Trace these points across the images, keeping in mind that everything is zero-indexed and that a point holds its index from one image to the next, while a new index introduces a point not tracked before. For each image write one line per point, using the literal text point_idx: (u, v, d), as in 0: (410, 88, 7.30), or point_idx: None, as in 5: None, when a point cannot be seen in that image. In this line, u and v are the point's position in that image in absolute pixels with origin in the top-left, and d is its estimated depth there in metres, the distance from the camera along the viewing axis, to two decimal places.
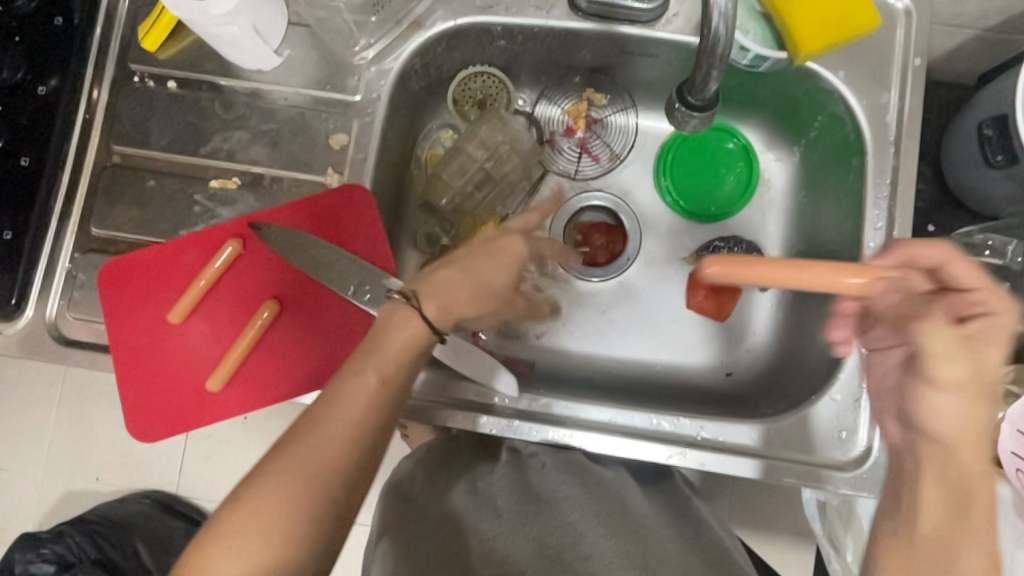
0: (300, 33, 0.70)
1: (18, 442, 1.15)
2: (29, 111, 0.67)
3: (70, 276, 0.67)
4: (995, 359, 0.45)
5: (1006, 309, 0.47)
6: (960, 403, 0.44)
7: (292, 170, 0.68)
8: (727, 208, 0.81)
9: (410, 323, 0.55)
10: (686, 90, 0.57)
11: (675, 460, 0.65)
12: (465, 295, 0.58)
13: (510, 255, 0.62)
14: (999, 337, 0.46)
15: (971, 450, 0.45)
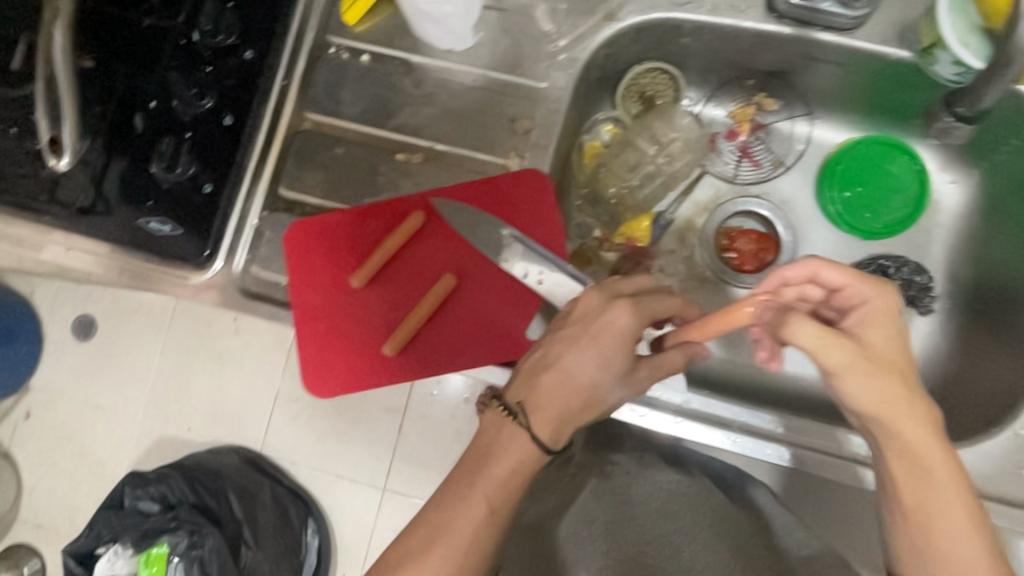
0: (494, 17, 0.71)
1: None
2: (236, 74, 0.70)
3: (258, 232, 0.72)
4: (881, 336, 0.48)
5: (879, 293, 0.49)
6: (864, 383, 0.47)
7: (476, 151, 0.70)
8: (894, 227, 0.78)
9: (515, 441, 0.48)
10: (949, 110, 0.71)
11: (845, 477, 0.66)
12: (576, 395, 0.49)
13: (623, 339, 0.50)
14: (879, 318, 0.49)
15: (908, 423, 0.47)
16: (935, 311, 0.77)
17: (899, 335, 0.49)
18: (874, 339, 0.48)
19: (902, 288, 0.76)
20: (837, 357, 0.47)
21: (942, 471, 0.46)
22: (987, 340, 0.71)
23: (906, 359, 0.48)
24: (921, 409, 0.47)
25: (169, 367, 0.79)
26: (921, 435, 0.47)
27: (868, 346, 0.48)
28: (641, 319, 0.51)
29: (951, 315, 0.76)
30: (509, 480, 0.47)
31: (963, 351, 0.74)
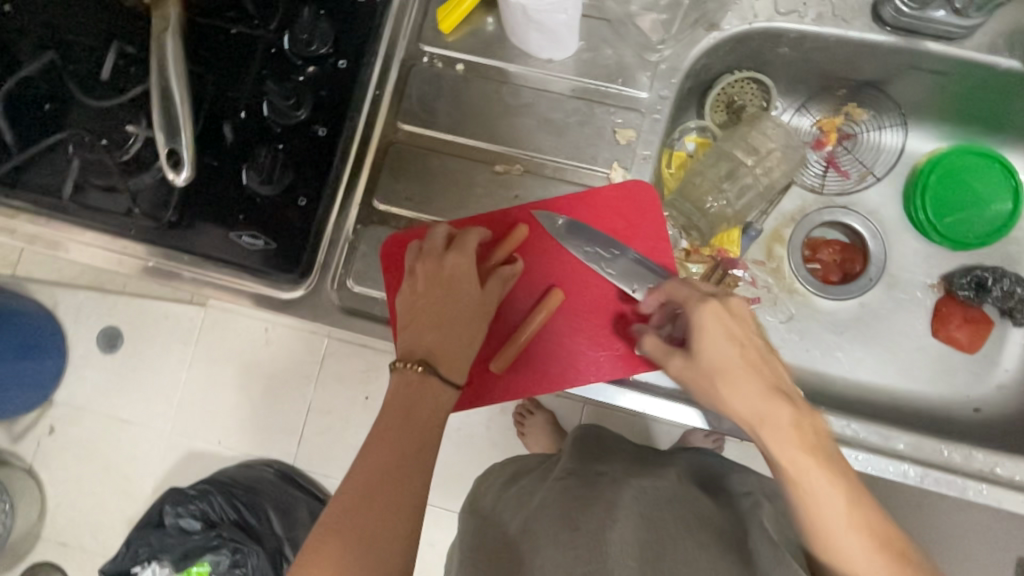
0: (593, 25, 0.69)
1: (156, 393, 1.12)
2: (329, 84, 0.69)
3: (352, 246, 0.70)
4: (716, 341, 0.50)
5: (695, 309, 0.53)
6: (741, 387, 0.48)
7: (578, 162, 0.69)
8: (988, 237, 0.77)
9: (431, 390, 0.55)
10: None
11: (973, 495, 0.61)
12: (451, 335, 0.57)
13: (464, 276, 0.59)
14: (707, 321, 0.51)
15: (739, 398, 0.48)
16: None
17: (726, 336, 0.51)
18: (708, 350, 0.51)
19: (999, 300, 0.76)
20: (671, 362, 0.54)
21: (795, 473, 0.45)
22: None
23: (737, 353, 0.50)
24: (750, 388, 0.48)
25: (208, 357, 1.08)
26: (794, 429, 0.46)
27: (697, 354, 0.51)
28: (467, 257, 0.60)
29: None
30: (429, 417, 0.54)
31: None
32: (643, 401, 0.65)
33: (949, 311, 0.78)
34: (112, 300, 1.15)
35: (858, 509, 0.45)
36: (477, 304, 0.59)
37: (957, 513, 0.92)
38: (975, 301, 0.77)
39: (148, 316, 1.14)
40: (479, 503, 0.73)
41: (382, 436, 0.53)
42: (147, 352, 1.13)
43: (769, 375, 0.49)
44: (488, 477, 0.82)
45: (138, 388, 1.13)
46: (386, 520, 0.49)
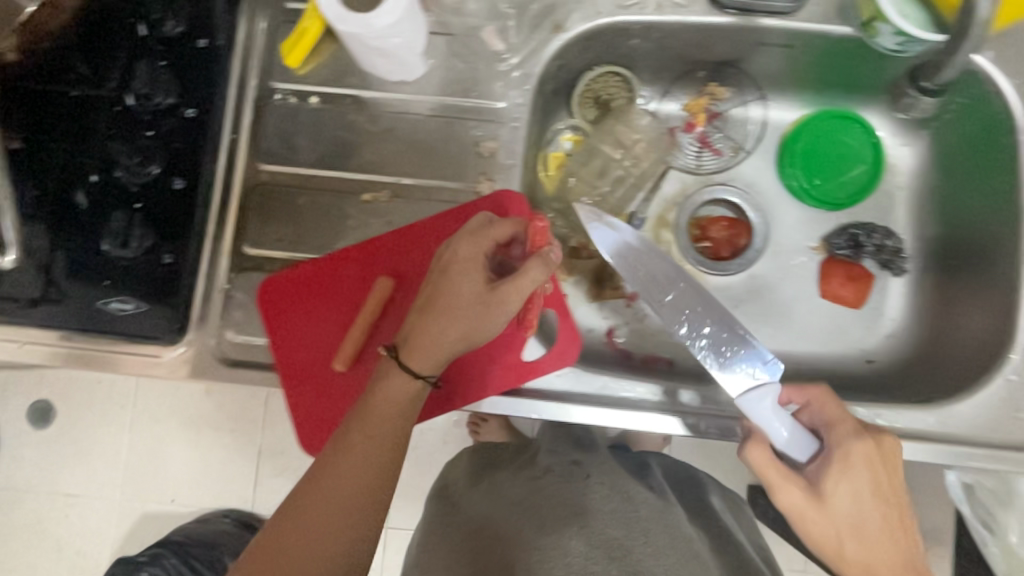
0: (440, 41, 0.69)
1: (102, 463, 1.18)
2: (180, 134, 0.67)
3: (227, 296, 0.68)
4: (853, 488, 0.57)
5: (846, 451, 0.58)
6: (874, 539, 0.56)
7: (443, 180, 0.69)
8: (856, 196, 0.81)
9: (396, 378, 0.55)
10: (920, 75, 0.68)
11: None
12: (441, 325, 0.54)
13: (464, 266, 0.56)
14: (859, 466, 0.57)
15: (873, 552, 0.56)
16: (907, 271, 0.79)
17: (867, 490, 0.57)
18: (838, 499, 0.57)
19: (874, 254, 0.79)
20: (777, 483, 0.58)
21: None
22: (962, 292, 0.73)
23: (874, 506, 0.57)
24: (880, 540, 0.56)
25: (160, 414, 1.18)
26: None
27: (826, 499, 0.57)
28: (481, 245, 0.57)
29: (923, 273, 0.79)
30: (383, 421, 0.54)
31: (941, 305, 0.76)
32: (542, 405, 0.66)
33: (832, 269, 0.80)
34: (39, 374, 1.19)
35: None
36: (465, 295, 0.55)
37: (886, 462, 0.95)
38: (854, 259, 0.79)
39: (84, 387, 1.19)
40: (451, 490, 0.82)
41: (334, 461, 0.53)
42: (88, 422, 1.19)
43: (897, 532, 0.57)
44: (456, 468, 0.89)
45: (81, 461, 1.18)
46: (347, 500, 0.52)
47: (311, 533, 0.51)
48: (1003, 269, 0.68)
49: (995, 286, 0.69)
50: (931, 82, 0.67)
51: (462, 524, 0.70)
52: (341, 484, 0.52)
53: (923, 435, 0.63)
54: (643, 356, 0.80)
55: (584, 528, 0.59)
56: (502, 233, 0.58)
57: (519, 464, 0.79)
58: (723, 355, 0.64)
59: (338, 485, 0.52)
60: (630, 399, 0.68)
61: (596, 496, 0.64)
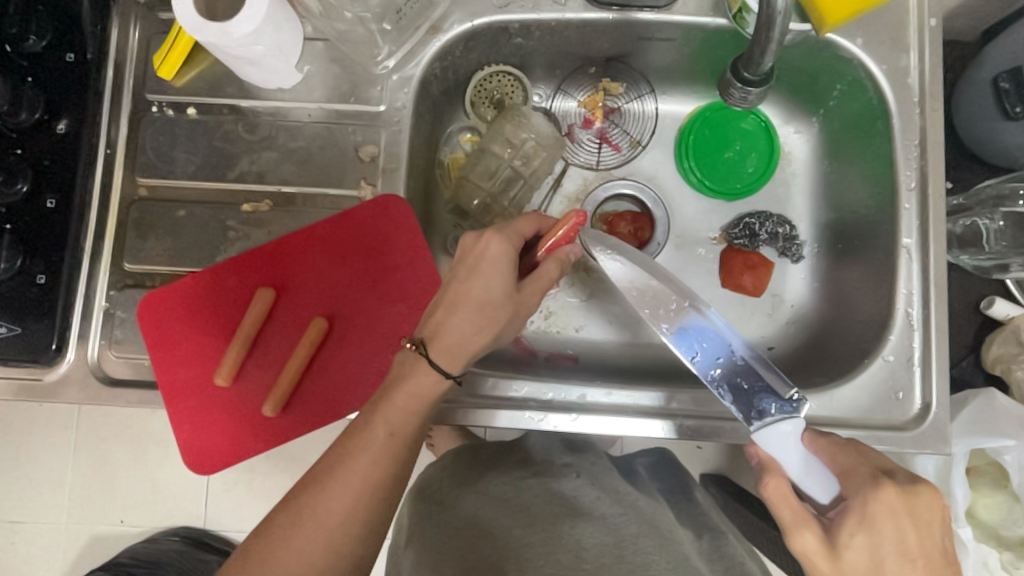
0: (317, 48, 0.69)
1: (38, 489, 1.15)
2: (50, 151, 0.65)
3: (108, 314, 0.67)
4: (874, 544, 0.44)
5: (867, 497, 0.46)
6: None
7: (324, 186, 0.68)
8: (753, 184, 0.81)
9: (419, 372, 0.56)
10: (740, 66, 0.60)
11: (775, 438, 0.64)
12: (479, 325, 0.57)
13: (499, 265, 0.57)
14: (888, 517, 0.45)
15: None
16: (804, 256, 0.80)
17: (896, 552, 0.44)
18: (855, 555, 0.44)
19: (769, 242, 0.79)
20: (789, 516, 0.46)
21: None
22: (851, 276, 0.74)
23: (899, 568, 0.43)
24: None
25: (95, 436, 1.16)
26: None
27: (841, 553, 0.44)
28: (511, 242, 0.58)
29: (820, 258, 0.80)
30: (405, 416, 0.55)
31: (836, 289, 0.76)
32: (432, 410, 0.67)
33: (730, 259, 0.80)
34: None
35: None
36: (497, 293, 0.57)
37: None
38: (751, 248, 0.80)
39: (11, 414, 1.16)
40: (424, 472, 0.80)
41: (354, 455, 0.54)
42: (18, 448, 1.16)
43: None
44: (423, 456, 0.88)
45: (16, 487, 1.15)
46: (365, 493, 0.53)
47: (324, 521, 0.52)
48: (884, 250, 0.69)
49: (878, 267, 0.70)
50: (753, 72, 0.59)
51: (446, 519, 0.64)
52: (363, 475, 0.53)
53: (810, 419, 0.64)
54: (548, 354, 0.79)
55: (576, 528, 0.58)
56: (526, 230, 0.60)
57: (482, 453, 0.78)
58: (759, 413, 0.51)
59: (357, 475, 0.53)
60: (519, 399, 0.68)
61: (586, 494, 0.64)
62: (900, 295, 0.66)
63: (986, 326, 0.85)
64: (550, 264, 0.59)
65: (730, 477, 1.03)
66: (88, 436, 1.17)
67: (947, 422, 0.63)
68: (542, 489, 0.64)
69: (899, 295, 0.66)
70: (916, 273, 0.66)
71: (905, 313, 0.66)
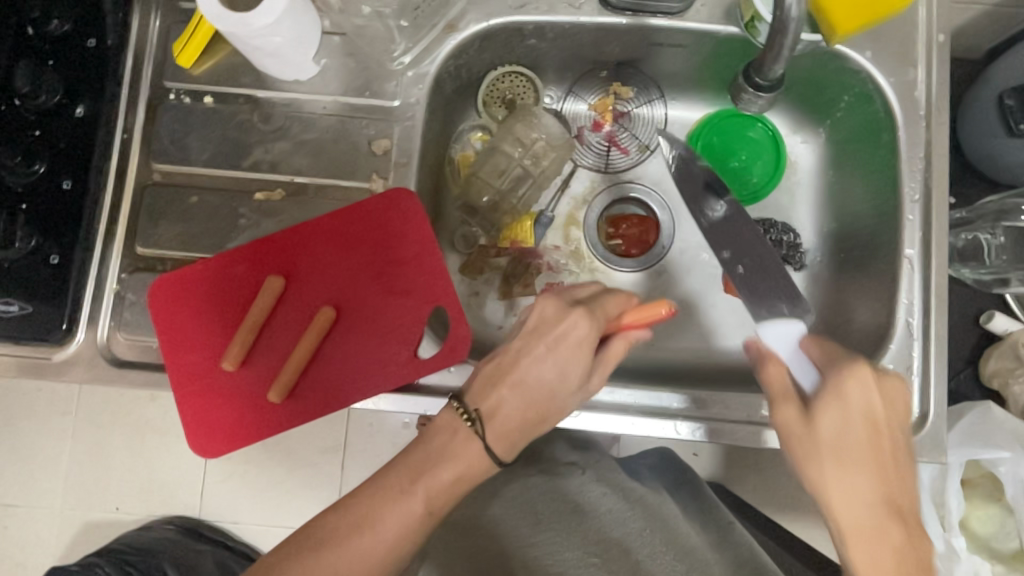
0: (333, 41, 0.70)
1: (35, 473, 1.16)
2: (68, 133, 0.66)
3: (118, 297, 0.67)
4: (854, 429, 0.51)
5: (843, 371, 0.54)
6: (863, 474, 0.50)
7: (336, 177, 0.69)
8: (760, 191, 0.82)
9: (468, 448, 0.53)
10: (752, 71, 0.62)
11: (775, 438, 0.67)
12: (544, 417, 0.56)
13: (581, 346, 0.56)
14: (859, 397, 0.53)
15: (847, 488, 0.50)
16: (806, 265, 0.81)
17: (860, 418, 0.52)
18: (827, 420, 0.52)
19: (773, 248, 0.79)
20: (784, 423, 0.54)
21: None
22: (852, 285, 0.75)
23: (875, 440, 0.51)
24: (880, 491, 0.50)
25: (94, 421, 1.17)
26: (864, 483, 0.50)
27: (815, 420, 0.52)
28: (598, 326, 0.56)
29: (822, 267, 0.80)
30: (450, 484, 0.52)
31: (837, 299, 0.77)
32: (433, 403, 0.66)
33: None
34: None
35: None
36: (574, 378, 0.56)
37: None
38: None
39: (11, 396, 1.16)
40: None
41: (381, 517, 0.50)
42: (17, 432, 1.16)
43: (890, 479, 0.50)
44: None
45: (14, 471, 1.16)
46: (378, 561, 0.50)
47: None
48: (886, 261, 0.70)
49: (880, 278, 0.71)
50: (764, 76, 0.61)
51: (460, 518, 0.66)
52: (380, 540, 0.50)
53: None
54: None
55: (582, 523, 0.59)
56: (612, 308, 0.58)
57: None
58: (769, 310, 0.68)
59: (374, 541, 0.50)
60: None
61: (592, 493, 0.63)
62: (901, 305, 0.67)
63: (984, 341, 0.86)
64: (620, 347, 0.58)
65: (724, 485, 1.03)
66: (86, 421, 1.17)
67: (944, 430, 0.64)
68: (544, 485, 0.65)
69: (900, 305, 0.67)
70: (916, 284, 0.67)
71: (905, 323, 0.66)
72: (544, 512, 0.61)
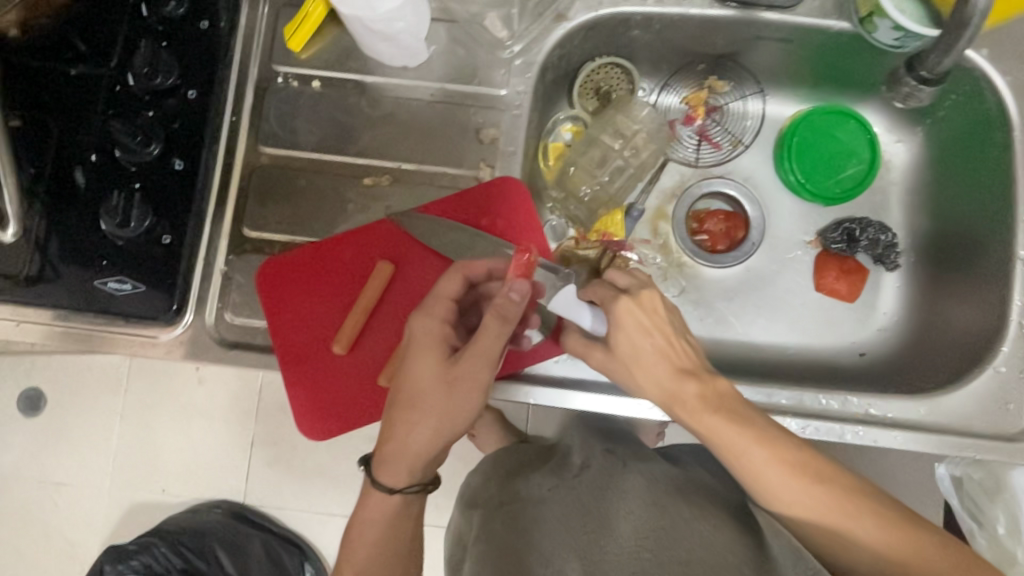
0: (443, 29, 0.70)
1: (87, 452, 1.17)
2: (179, 115, 0.66)
3: (225, 278, 0.68)
4: (635, 343, 0.56)
5: (610, 304, 0.58)
6: (656, 373, 0.56)
7: (443, 164, 0.69)
8: (853, 190, 0.81)
9: (382, 468, 0.58)
10: (917, 64, 0.66)
11: (891, 441, 0.64)
12: (407, 426, 0.56)
13: (416, 349, 0.57)
14: (619, 314, 0.58)
15: (654, 388, 0.56)
16: (900, 265, 0.80)
17: (635, 328, 0.57)
18: (620, 340, 0.57)
19: (868, 248, 0.79)
20: (595, 362, 0.61)
21: (733, 455, 0.53)
22: (953, 288, 0.74)
23: (652, 347, 0.56)
24: (687, 391, 0.55)
25: (143, 402, 1.17)
26: (665, 382, 0.55)
27: (615, 346, 0.58)
28: (424, 324, 0.58)
29: (915, 268, 0.80)
30: (395, 468, 0.57)
31: (933, 299, 0.76)
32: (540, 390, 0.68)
33: (826, 263, 0.81)
34: (31, 361, 1.18)
35: (787, 475, 0.52)
36: (421, 382, 0.56)
37: (885, 461, 0.92)
38: (848, 253, 0.80)
39: (68, 375, 1.17)
40: (506, 463, 0.80)
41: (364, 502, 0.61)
42: (75, 410, 1.17)
43: (683, 368, 0.56)
44: (491, 460, 0.84)
45: (70, 448, 1.17)
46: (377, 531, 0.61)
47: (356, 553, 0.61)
48: (995, 263, 0.69)
49: (987, 278, 0.70)
50: (929, 70, 0.65)
51: (509, 514, 0.62)
52: (366, 514, 0.61)
53: (914, 424, 0.64)
54: None
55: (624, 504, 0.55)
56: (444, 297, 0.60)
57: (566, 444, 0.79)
58: (870, 241, 0.79)
59: (365, 515, 0.61)
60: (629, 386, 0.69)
61: (635, 489, 0.56)
62: (1015, 306, 0.66)
63: None
64: (491, 326, 0.55)
65: None
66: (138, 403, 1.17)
67: None
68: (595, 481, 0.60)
69: (1013, 306, 0.66)
70: None
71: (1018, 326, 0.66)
72: (589, 508, 0.54)
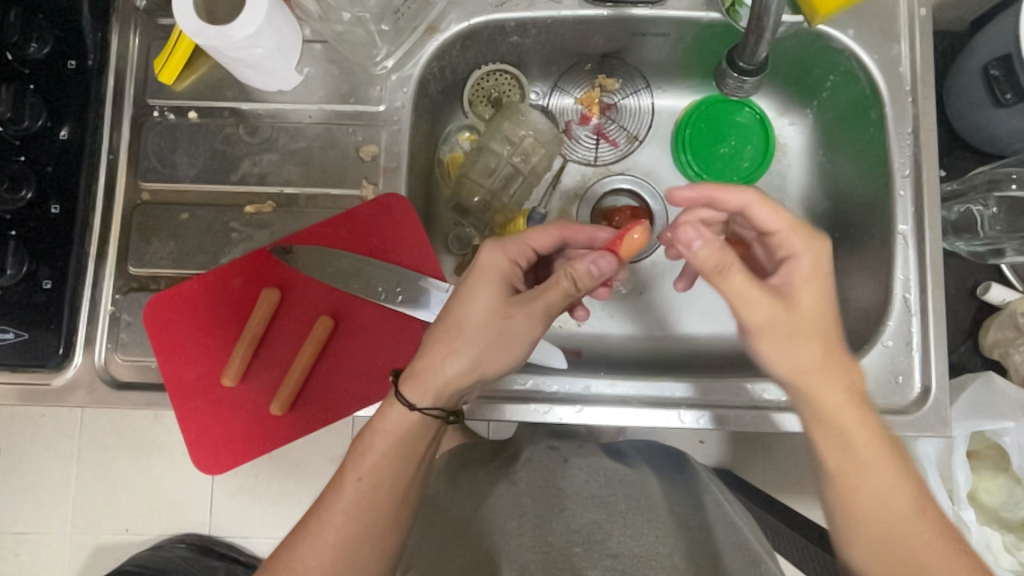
0: (316, 49, 0.70)
1: (40, 499, 1.09)
2: (53, 158, 0.64)
3: (114, 318, 0.67)
4: (813, 303, 0.49)
5: (806, 245, 0.51)
6: (804, 340, 0.48)
7: (327, 187, 0.69)
8: (751, 175, 0.81)
9: (406, 382, 0.55)
10: (736, 56, 0.66)
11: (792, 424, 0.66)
12: (449, 350, 0.55)
13: (485, 273, 0.57)
14: (804, 274, 0.50)
15: (804, 354, 0.48)
16: None
17: (816, 293, 0.50)
18: (800, 294, 0.50)
19: None
20: (758, 319, 0.49)
21: (860, 466, 0.47)
22: (849, 265, 0.74)
23: (822, 326, 0.49)
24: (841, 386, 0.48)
25: (93, 442, 1.10)
26: (848, 391, 0.48)
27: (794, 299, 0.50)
28: (503, 252, 0.58)
29: None
30: (420, 395, 0.54)
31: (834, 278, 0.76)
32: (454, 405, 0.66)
33: None
34: None
35: (893, 487, 0.47)
36: (478, 307, 0.55)
37: None
38: None
39: (13, 419, 1.10)
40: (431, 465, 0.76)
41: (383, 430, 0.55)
42: (20, 458, 1.09)
43: (834, 349, 0.49)
44: None
45: (20, 498, 1.09)
46: (379, 481, 0.54)
47: (336, 504, 0.53)
48: (880, 238, 0.70)
49: (874, 255, 0.71)
50: (748, 62, 0.65)
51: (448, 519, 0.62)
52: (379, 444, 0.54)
53: None
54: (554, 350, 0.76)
55: (566, 511, 0.59)
56: (530, 240, 0.60)
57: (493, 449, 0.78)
58: None
59: (371, 453, 0.54)
60: (523, 394, 0.68)
61: (573, 479, 0.63)
62: (896, 280, 0.67)
63: (983, 311, 0.86)
64: (561, 285, 0.54)
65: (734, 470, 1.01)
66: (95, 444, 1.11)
67: (946, 405, 0.64)
68: (533, 472, 0.64)
69: (895, 281, 0.67)
70: (912, 258, 0.67)
71: (902, 299, 0.67)
72: (530, 505, 0.60)
